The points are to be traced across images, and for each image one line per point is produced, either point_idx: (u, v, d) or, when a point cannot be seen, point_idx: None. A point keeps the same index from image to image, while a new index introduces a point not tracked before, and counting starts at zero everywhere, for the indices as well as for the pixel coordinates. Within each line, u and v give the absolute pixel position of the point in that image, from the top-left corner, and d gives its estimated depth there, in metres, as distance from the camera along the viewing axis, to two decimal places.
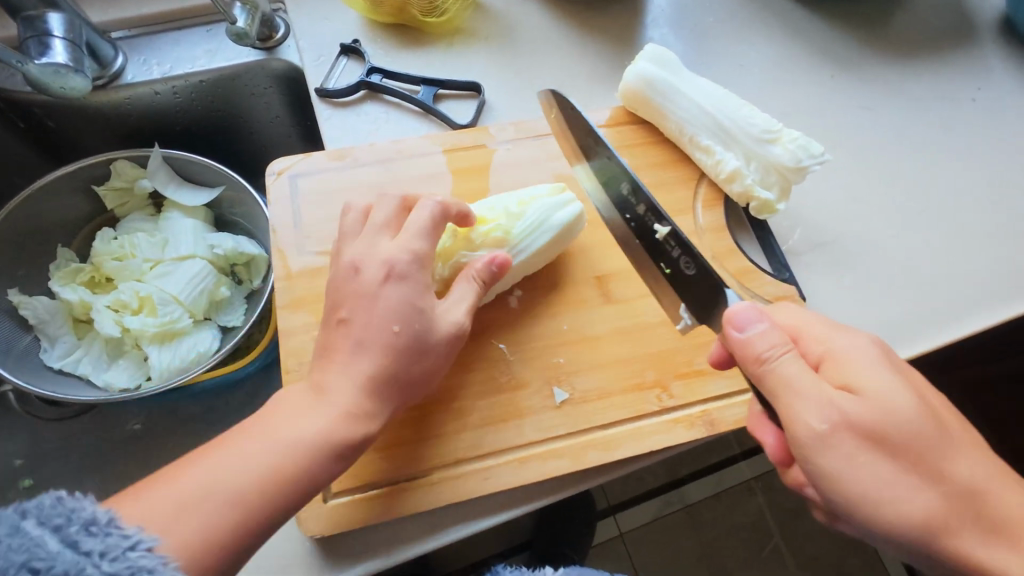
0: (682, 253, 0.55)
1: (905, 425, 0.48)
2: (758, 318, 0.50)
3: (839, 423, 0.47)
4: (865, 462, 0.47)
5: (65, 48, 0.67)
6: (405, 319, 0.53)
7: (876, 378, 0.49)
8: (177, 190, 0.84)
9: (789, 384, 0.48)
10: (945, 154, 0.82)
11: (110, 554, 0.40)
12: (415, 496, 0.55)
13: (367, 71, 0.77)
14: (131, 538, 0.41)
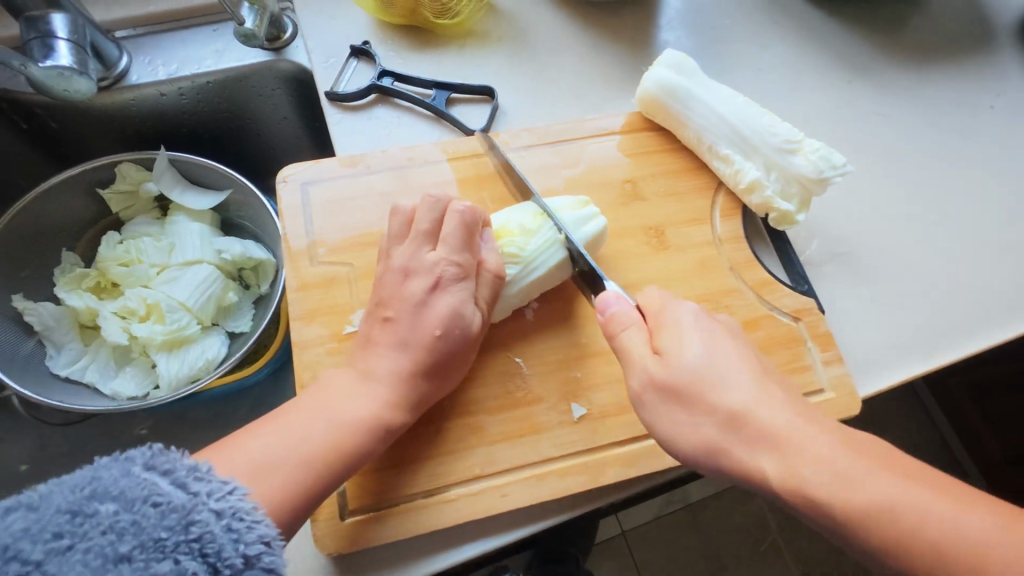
0: (588, 260, 0.60)
1: (697, 379, 0.47)
2: (617, 298, 0.55)
3: (649, 385, 0.49)
4: (663, 416, 0.48)
5: (69, 50, 0.65)
6: (447, 326, 0.55)
7: (685, 339, 0.49)
8: (183, 193, 0.82)
9: (622, 351, 0.52)
10: (964, 162, 0.81)
11: (216, 495, 0.42)
12: (431, 513, 0.54)
13: (378, 74, 0.75)
14: (229, 484, 0.43)
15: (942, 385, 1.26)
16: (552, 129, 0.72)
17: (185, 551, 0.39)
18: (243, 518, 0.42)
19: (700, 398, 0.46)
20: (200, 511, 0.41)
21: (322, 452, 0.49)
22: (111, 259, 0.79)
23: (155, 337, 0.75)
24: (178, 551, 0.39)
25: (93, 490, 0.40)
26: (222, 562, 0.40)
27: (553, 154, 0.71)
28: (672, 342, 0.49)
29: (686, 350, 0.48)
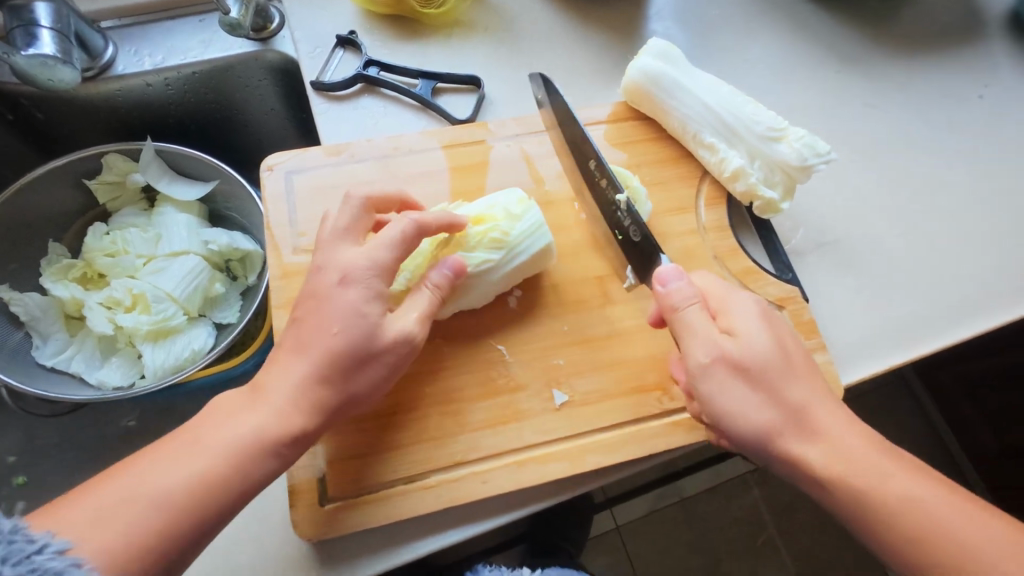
0: (631, 222, 0.61)
1: (768, 364, 0.51)
2: (680, 276, 0.55)
3: (717, 359, 0.51)
4: (729, 389, 0.51)
5: (52, 39, 0.65)
6: (348, 326, 0.51)
7: (751, 325, 0.53)
8: (171, 184, 0.82)
9: (687, 325, 0.53)
10: (952, 153, 0.81)
11: (16, 558, 0.40)
12: (411, 500, 0.54)
13: (364, 64, 0.75)
14: (37, 542, 0.41)
15: (934, 378, 1.26)
16: (537, 118, 0.72)
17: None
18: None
19: (770, 382, 0.51)
20: None
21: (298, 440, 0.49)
22: (99, 250, 0.79)
23: (141, 327, 0.75)
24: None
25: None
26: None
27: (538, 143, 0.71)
28: (740, 325, 0.53)
29: (755, 336, 0.52)
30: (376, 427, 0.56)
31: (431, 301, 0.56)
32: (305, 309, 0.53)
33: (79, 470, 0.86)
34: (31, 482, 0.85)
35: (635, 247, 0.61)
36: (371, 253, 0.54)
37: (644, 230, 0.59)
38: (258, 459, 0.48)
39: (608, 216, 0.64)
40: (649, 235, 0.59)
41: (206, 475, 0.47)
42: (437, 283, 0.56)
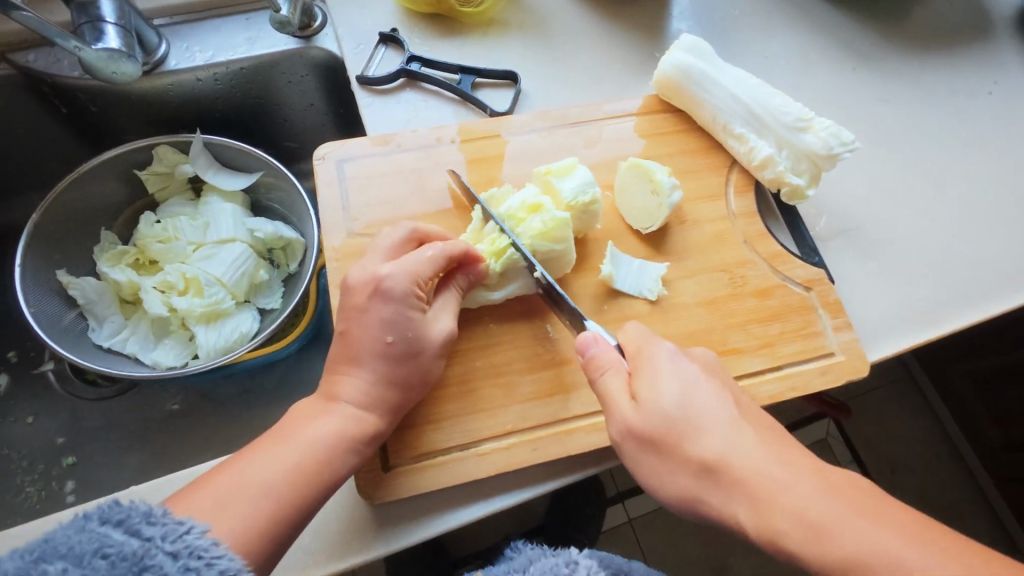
0: (562, 302, 0.61)
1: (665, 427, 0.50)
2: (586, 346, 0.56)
3: (626, 437, 0.52)
4: (646, 472, 0.51)
5: (118, 34, 0.69)
6: (398, 330, 0.55)
7: (659, 388, 0.51)
8: (217, 175, 0.86)
9: (604, 402, 0.54)
10: (965, 145, 0.84)
11: (170, 537, 0.42)
12: (467, 465, 0.58)
13: (407, 59, 0.79)
14: (185, 524, 0.43)
15: (941, 373, 1.29)
16: (570, 112, 0.76)
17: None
18: (201, 556, 0.42)
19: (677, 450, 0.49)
20: (155, 554, 0.41)
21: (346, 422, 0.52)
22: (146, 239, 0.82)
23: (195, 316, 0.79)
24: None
25: (46, 548, 0.40)
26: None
27: (573, 135, 0.75)
28: (646, 389, 0.52)
29: (660, 400, 0.51)
30: (432, 397, 0.60)
31: (456, 296, 0.60)
32: (348, 320, 0.57)
33: (126, 451, 0.88)
34: (79, 464, 0.87)
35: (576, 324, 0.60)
36: (403, 267, 0.57)
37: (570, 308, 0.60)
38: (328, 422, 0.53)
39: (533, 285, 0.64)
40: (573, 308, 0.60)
41: (294, 461, 0.50)
42: (459, 282, 0.61)
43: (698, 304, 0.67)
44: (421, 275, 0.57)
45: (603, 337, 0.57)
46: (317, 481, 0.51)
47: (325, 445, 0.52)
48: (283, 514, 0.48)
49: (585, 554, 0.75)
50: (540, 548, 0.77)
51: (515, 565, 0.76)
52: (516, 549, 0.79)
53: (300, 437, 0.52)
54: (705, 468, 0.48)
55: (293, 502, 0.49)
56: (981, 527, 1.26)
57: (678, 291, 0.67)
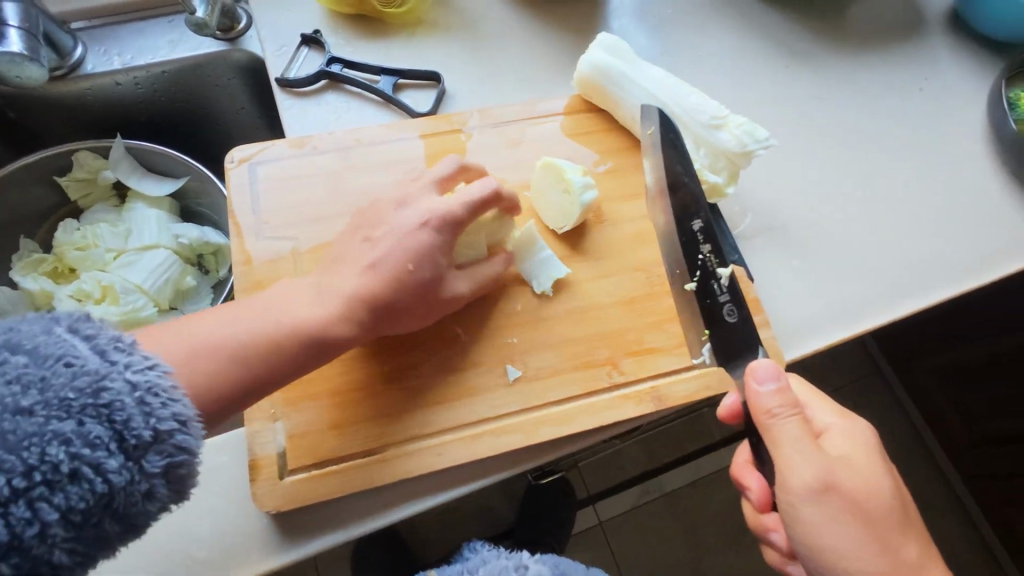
0: (730, 301, 0.59)
1: (882, 498, 0.51)
2: (776, 376, 0.53)
3: (833, 487, 0.50)
4: (846, 526, 0.49)
5: (20, 37, 0.67)
6: (419, 263, 0.59)
7: (872, 463, 0.53)
8: (141, 180, 0.84)
9: (784, 440, 0.51)
10: (894, 142, 0.85)
11: (134, 367, 0.43)
12: (367, 472, 0.56)
13: (327, 61, 0.78)
14: (150, 359, 0.44)
15: (908, 370, 1.29)
16: (493, 112, 0.75)
17: (95, 415, 0.41)
18: (158, 394, 0.44)
19: (881, 516, 0.51)
20: (115, 379, 0.42)
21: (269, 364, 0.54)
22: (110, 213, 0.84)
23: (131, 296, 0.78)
24: (87, 413, 0.41)
25: (10, 337, 0.41)
26: (130, 431, 0.42)
27: (495, 135, 0.74)
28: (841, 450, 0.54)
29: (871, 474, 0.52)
30: (336, 404, 0.58)
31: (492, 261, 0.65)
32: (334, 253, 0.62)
33: None
34: None
35: (731, 330, 0.58)
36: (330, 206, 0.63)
37: (747, 317, 0.58)
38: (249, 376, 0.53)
39: (689, 262, 0.60)
40: (750, 321, 0.58)
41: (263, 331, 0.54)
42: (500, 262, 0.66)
43: (615, 303, 0.66)
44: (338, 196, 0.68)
45: (783, 374, 0.54)
46: (281, 356, 0.54)
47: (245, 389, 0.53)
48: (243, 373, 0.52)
49: (537, 559, 0.79)
50: (495, 550, 0.83)
51: (472, 565, 0.82)
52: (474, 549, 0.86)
53: (284, 312, 0.56)
54: (869, 495, 0.51)
55: (261, 361, 0.53)
56: (953, 524, 1.26)
57: (594, 291, 0.66)
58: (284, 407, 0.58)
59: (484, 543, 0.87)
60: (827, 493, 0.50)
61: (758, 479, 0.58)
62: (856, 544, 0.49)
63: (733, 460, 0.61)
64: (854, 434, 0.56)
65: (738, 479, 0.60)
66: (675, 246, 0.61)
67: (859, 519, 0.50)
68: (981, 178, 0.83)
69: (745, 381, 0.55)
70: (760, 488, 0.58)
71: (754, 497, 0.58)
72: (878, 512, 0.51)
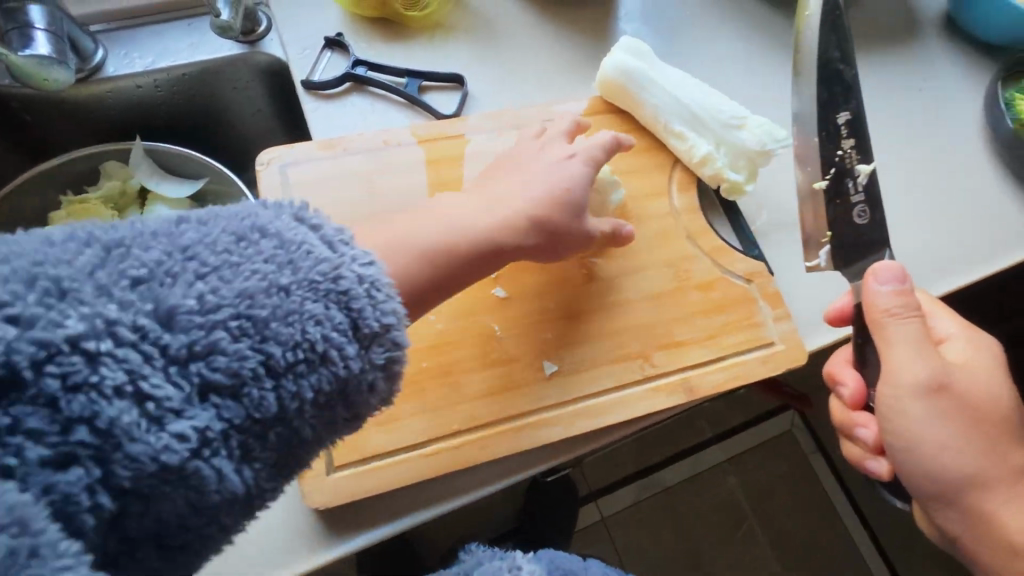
0: (864, 202, 0.64)
1: (986, 401, 0.57)
2: (900, 280, 0.57)
3: (942, 381, 0.55)
4: (948, 418, 0.55)
5: (48, 40, 0.67)
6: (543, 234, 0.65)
7: (974, 369, 0.58)
8: (161, 183, 0.84)
9: (904, 339, 0.55)
10: (896, 138, 0.89)
11: (357, 261, 0.42)
12: (415, 466, 0.58)
13: (352, 64, 0.79)
14: (364, 254, 0.43)
15: None
16: (517, 113, 0.77)
17: (112, 356, 0.33)
18: (375, 286, 0.42)
19: (981, 417, 0.56)
20: (167, 288, 0.36)
21: None
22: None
23: None
24: (320, 299, 0.40)
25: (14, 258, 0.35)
26: (319, 337, 0.39)
27: (520, 136, 0.75)
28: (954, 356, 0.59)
29: (978, 379, 0.57)
30: None
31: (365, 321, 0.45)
32: None
33: None
34: None
35: (862, 232, 0.64)
36: None
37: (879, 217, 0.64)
38: None
39: (824, 163, 0.65)
40: (882, 223, 0.64)
41: None
42: None
43: (643, 298, 0.68)
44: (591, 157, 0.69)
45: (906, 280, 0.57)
46: None
47: None
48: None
49: (530, 558, 0.77)
50: (489, 550, 0.76)
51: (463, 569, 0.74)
52: (468, 551, 0.77)
53: None
54: (972, 397, 0.56)
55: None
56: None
57: (622, 286, 0.68)
58: None
59: (478, 544, 0.78)
60: (938, 390, 0.55)
61: (854, 377, 0.61)
62: (951, 439, 0.55)
63: (831, 358, 0.65)
64: (970, 343, 0.60)
65: (834, 378, 0.63)
66: (820, 145, 0.64)
67: (961, 416, 0.55)
68: (979, 175, 0.86)
69: (864, 283, 0.58)
70: (855, 386, 0.61)
71: (848, 394, 0.61)
72: (977, 416, 0.56)
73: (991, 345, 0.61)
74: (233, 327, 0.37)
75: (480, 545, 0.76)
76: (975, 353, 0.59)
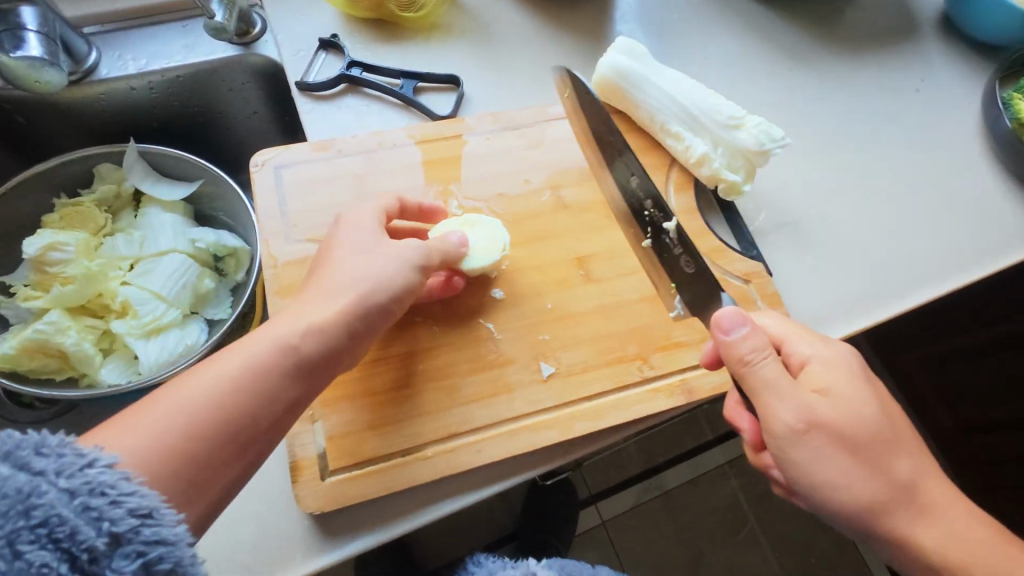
0: (683, 253, 0.64)
1: (871, 427, 0.52)
2: (743, 322, 0.55)
3: (810, 421, 0.52)
4: (833, 458, 0.51)
5: (40, 42, 0.67)
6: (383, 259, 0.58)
7: (853, 390, 0.54)
8: (155, 185, 0.84)
9: (766, 385, 0.53)
10: (894, 138, 0.88)
11: (66, 472, 0.39)
12: (410, 470, 0.57)
13: (346, 65, 0.78)
14: (87, 456, 0.40)
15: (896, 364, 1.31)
16: (514, 115, 0.76)
17: (30, 542, 0.37)
18: (105, 493, 0.39)
19: (870, 446, 0.52)
20: (45, 491, 0.38)
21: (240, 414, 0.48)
22: (44, 245, 0.75)
23: (80, 345, 0.74)
24: (18, 542, 0.37)
25: None
26: (80, 546, 0.38)
27: (516, 137, 0.75)
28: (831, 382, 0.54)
29: (857, 403, 0.53)
30: (374, 404, 0.59)
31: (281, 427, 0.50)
32: None
33: None
34: None
35: (693, 279, 0.63)
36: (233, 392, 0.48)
37: (701, 263, 0.62)
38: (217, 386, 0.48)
39: (639, 223, 0.67)
40: (706, 267, 0.62)
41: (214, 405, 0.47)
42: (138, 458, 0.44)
43: (640, 299, 0.67)
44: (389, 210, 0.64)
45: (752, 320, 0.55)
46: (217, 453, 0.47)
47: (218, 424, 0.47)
48: (231, 436, 0.47)
49: (542, 564, 0.78)
50: (500, 560, 0.79)
51: None
52: (477, 562, 0.80)
53: None
54: (851, 417, 0.52)
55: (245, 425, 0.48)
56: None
57: (620, 287, 0.68)
58: (321, 408, 0.58)
59: (487, 555, 0.81)
60: (809, 431, 0.51)
61: (749, 420, 0.60)
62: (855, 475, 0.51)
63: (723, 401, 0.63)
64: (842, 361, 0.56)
65: (731, 423, 0.62)
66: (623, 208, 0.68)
67: (843, 447, 0.51)
68: (978, 174, 0.86)
69: (715, 333, 0.56)
70: (752, 428, 0.60)
71: (746, 437, 0.60)
72: (871, 446, 0.52)
73: (849, 351, 0.57)
74: (91, 511, 0.38)
75: (489, 556, 0.80)
76: (835, 368, 0.55)
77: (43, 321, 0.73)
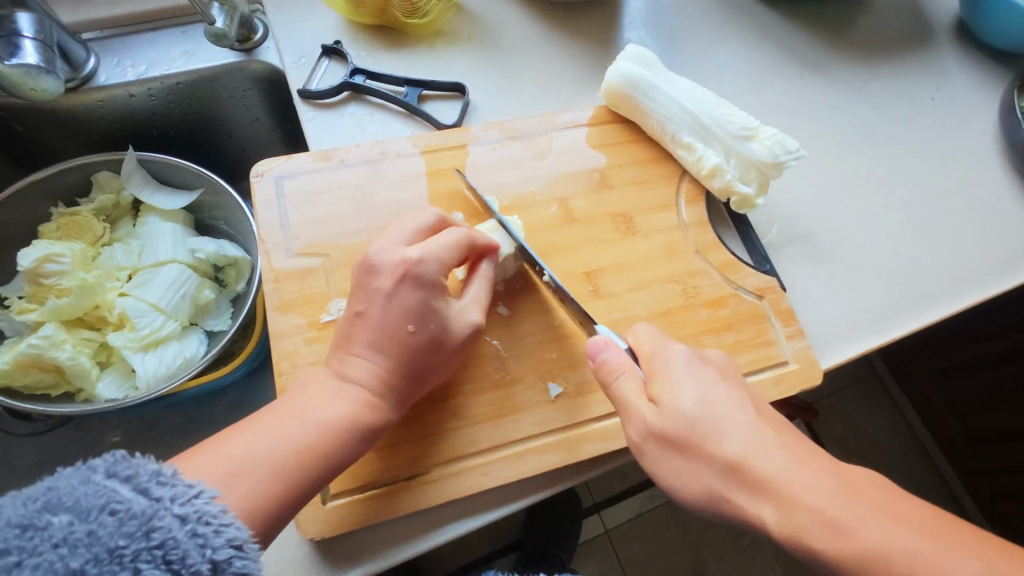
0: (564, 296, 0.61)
1: (691, 428, 0.48)
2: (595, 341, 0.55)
3: (647, 433, 0.50)
4: (671, 467, 0.49)
5: (36, 49, 0.65)
6: (420, 320, 0.55)
7: (679, 391, 0.50)
8: (154, 193, 0.82)
9: (619, 402, 0.53)
10: (910, 148, 0.86)
11: (179, 500, 0.42)
12: (415, 494, 0.55)
13: (350, 72, 0.76)
14: (195, 487, 0.43)
15: (905, 373, 1.31)
16: (521, 123, 0.74)
17: (149, 560, 0.39)
18: (210, 522, 0.42)
19: (699, 445, 0.48)
20: (164, 515, 0.41)
21: (306, 447, 0.49)
22: (40, 257, 0.73)
23: (76, 358, 0.72)
24: (141, 559, 0.39)
25: (51, 499, 0.40)
26: (188, 569, 0.40)
27: (521, 147, 0.73)
28: (664, 388, 0.51)
29: (678, 402, 0.49)
30: None
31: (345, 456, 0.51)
32: None
33: None
34: None
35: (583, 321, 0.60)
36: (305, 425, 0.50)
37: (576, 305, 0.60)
38: (281, 424, 0.50)
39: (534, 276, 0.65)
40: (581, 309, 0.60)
41: (289, 440, 0.49)
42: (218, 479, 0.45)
43: (651, 316, 0.66)
44: (449, 263, 0.57)
45: (609, 338, 0.56)
46: (292, 487, 0.48)
47: (284, 453, 0.48)
48: (289, 496, 0.48)
49: None
50: None
51: None
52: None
53: None
54: (729, 468, 0.47)
55: (303, 482, 0.49)
56: None
57: (629, 303, 0.66)
58: None
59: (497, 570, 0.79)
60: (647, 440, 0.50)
61: None
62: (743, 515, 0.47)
63: None
64: (676, 364, 0.52)
65: None
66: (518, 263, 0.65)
67: (671, 450, 0.49)
68: (996, 186, 0.84)
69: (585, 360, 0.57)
70: None
71: None
72: (717, 447, 0.47)
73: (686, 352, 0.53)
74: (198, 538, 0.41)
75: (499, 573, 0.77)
76: (663, 373, 0.52)
77: (38, 335, 0.72)
